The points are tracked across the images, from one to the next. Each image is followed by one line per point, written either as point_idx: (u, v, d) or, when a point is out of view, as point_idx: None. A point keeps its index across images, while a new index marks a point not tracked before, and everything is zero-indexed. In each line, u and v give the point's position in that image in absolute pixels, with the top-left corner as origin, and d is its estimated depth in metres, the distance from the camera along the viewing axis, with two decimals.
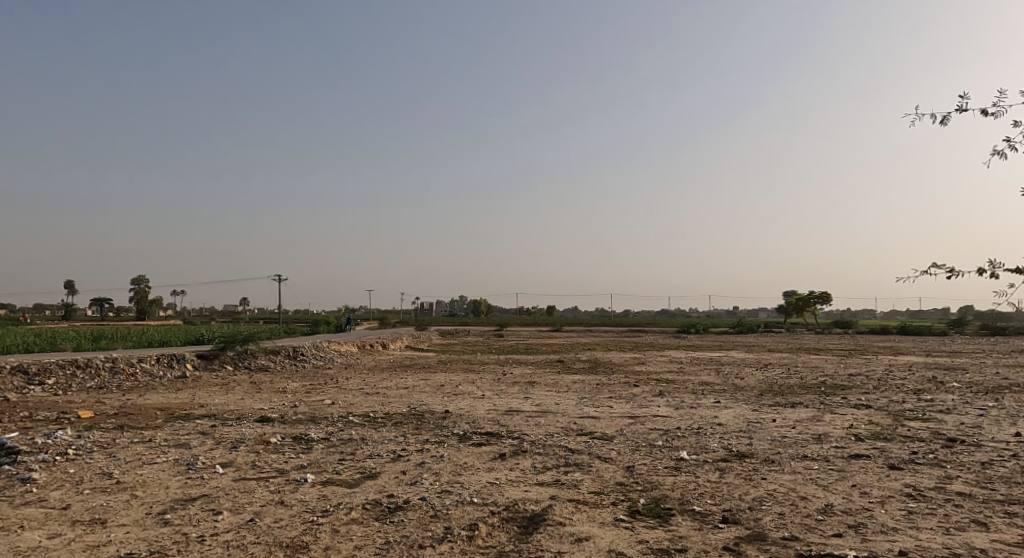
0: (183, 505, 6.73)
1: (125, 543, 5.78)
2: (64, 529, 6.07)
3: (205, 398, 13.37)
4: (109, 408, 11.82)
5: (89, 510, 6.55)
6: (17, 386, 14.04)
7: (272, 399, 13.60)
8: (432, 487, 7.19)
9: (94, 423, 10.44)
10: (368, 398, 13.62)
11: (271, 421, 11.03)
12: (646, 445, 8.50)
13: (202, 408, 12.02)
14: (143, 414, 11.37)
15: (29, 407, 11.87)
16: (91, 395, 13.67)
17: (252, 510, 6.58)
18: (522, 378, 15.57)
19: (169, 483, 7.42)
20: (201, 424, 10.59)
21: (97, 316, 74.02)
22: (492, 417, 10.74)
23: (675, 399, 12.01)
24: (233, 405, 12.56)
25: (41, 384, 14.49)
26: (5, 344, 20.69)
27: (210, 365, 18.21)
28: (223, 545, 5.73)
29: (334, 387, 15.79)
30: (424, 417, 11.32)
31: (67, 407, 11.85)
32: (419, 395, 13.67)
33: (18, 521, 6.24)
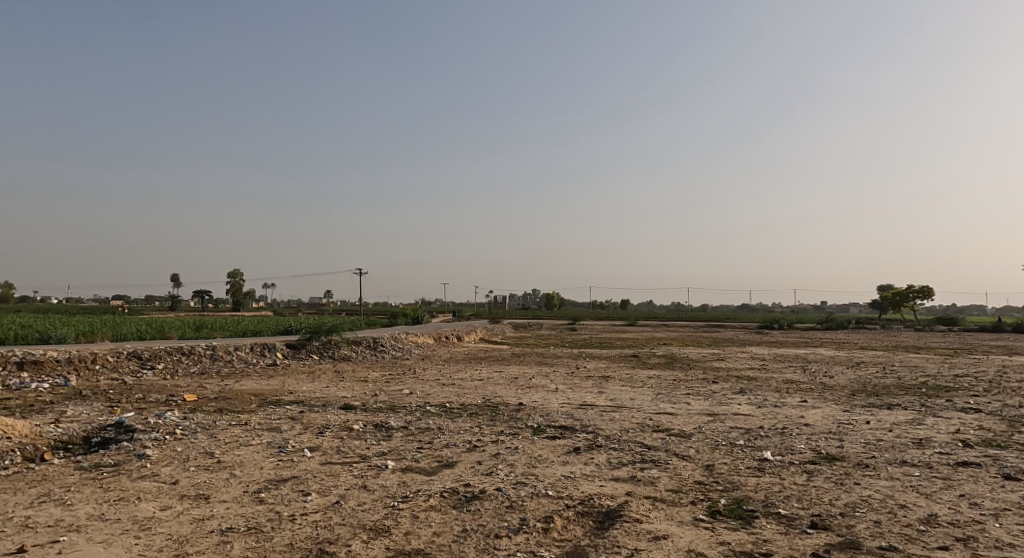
0: (276, 485, 7.09)
1: (226, 519, 6.13)
2: (174, 502, 6.52)
3: (293, 385, 14.02)
4: (210, 392, 12.58)
5: (195, 486, 7.00)
6: (132, 370, 15.26)
7: (354, 387, 14.11)
8: (507, 479, 7.28)
9: (197, 406, 11.16)
10: (444, 389, 13.93)
11: (353, 409, 11.43)
12: (726, 444, 8.30)
13: (291, 395, 12.59)
14: (240, 398, 12.03)
15: (142, 389, 12.86)
16: (195, 380, 14.60)
17: (338, 493, 6.86)
18: (596, 372, 15.51)
19: (263, 464, 7.82)
20: (291, 409, 11.10)
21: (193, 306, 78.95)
22: (566, 411, 10.75)
23: (757, 397, 11.69)
24: (319, 392, 13.09)
25: (152, 368, 15.69)
26: (123, 331, 22.52)
27: (298, 354, 19.05)
28: (312, 525, 6.01)
29: (411, 376, 16.24)
30: (498, 408, 11.45)
31: (174, 390, 12.74)
32: (494, 386, 13.85)
33: (135, 492, 6.77)
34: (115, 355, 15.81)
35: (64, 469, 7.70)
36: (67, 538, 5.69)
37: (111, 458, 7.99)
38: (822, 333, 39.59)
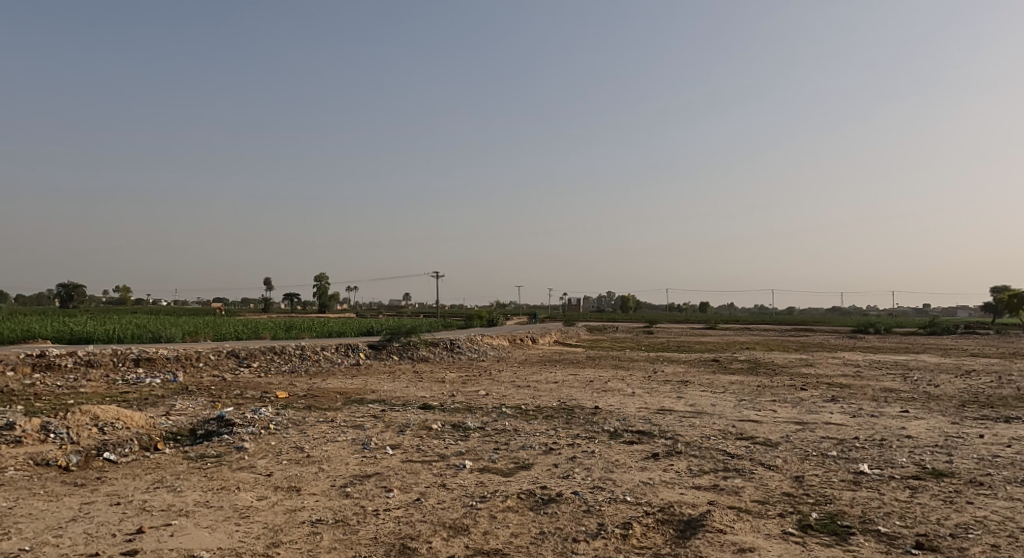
0: (361, 480, 7.28)
1: (315, 510, 6.36)
2: (269, 493, 6.83)
3: (376, 384, 14.42)
4: (299, 390, 13.12)
5: (287, 478, 7.29)
6: (231, 368, 16.15)
7: (432, 387, 14.35)
8: (584, 483, 7.19)
9: (288, 402, 11.65)
10: (520, 391, 13.95)
11: (432, 408, 11.62)
12: (818, 455, 7.92)
13: (373, 394, 12.95)
14: (327, 396, 12.47)
15: (239, 386, 13.57)
16: (285, 377, 15.27)
17: (418, 491, 6.97)
18: (675, 377, 15.15)
19: (349, 460, 8.06)
20: (373, 408, 11.39)
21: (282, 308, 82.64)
22: (644, 415, 10.55)
23: (852, 406, 11.09)
24: (400, 392, 13.40)
25: (248, 366, 16.55)
26: (222, 331, 23.87)
27: (379, 354, 19.58)
28: (394, 520, 6.13)
29: (487, 378, 16.36)
30: (575, 411, 11.36)
31: (267, 387, 13.37)
32: (570, 389, 13.76)
33: (234, 483, 7.13)
34: (215, 354, 16.81)
35: (173, 458, 8.22)
36: (177, 522, 6.06)
37: (214, 450, 8.46)
38: (923, 338, 37.22)
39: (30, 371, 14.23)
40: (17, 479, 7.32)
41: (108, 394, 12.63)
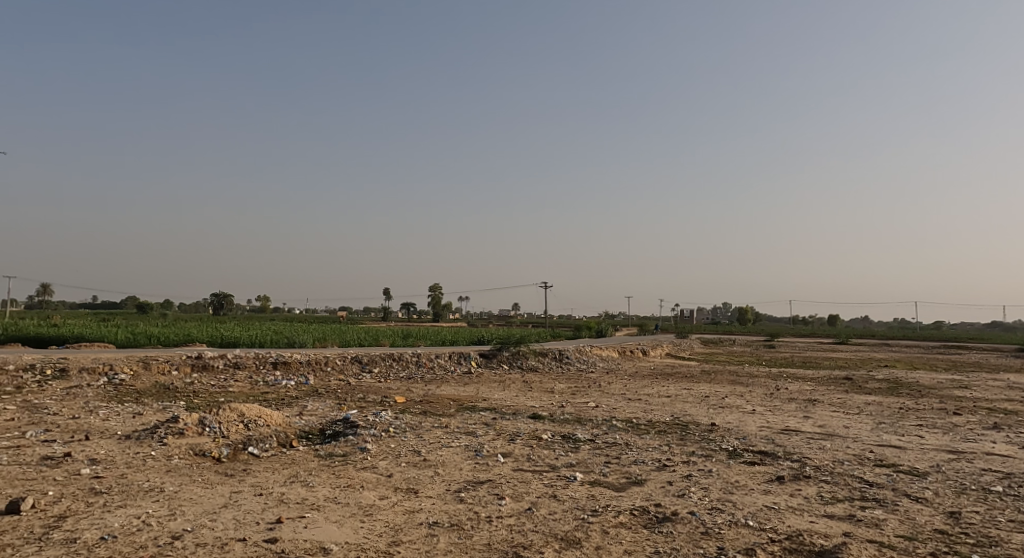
0: (474, 486, 7.52)
1: (432, 513, 6.64)
2: (390, 493, 7.21)
3: (487, 392, 14.77)
4: (416, 396, 13.70)
5: (406, 480, 7.66)
6: (354, 374, 17.12)
7: (542, 397, 14.51)
8: (701, 503, 7.03)
9: (406, 407, 12.20)
10: (631, 404, 13.80)
11: (542, 418, 11.76)
12: (976, 489, 7.31)
13: (485, 402, 13.29)
14: (441, 402, 12.94)
15: (361, 390, 14.36)
16: (403, 383, 15.98)
17: (530, 500, 7.10)
18: (799, 395, 14.41)
19: (462, 466, 8.34)
20: (485, 416, 11.70)
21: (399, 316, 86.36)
22: (765, 435, 10.15)
23: (1016, 436, 10.10)
24: (510, 401, 13.65)
25: (369, 372, 17.47)
26: (346, 337, 25.30)
27: (490, 363, 20.02)
28: (507, 528, 6.28)
29: (597, 390, 16.31)
30: (688, 427, 11.11)
31: (386, 392, 14.06)
32: (683, 404, 13.45)
33: (359, 481, 7.59)
34: (341, 359, 17.88)
35: (306, 455, 8.86)
36: (310, 515, 6.54)
37: (340, 449, 9.03)
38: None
39: (188, 370, 15.83)
40: (180, 466, 8.20)
41: (251, 393, 13.80)
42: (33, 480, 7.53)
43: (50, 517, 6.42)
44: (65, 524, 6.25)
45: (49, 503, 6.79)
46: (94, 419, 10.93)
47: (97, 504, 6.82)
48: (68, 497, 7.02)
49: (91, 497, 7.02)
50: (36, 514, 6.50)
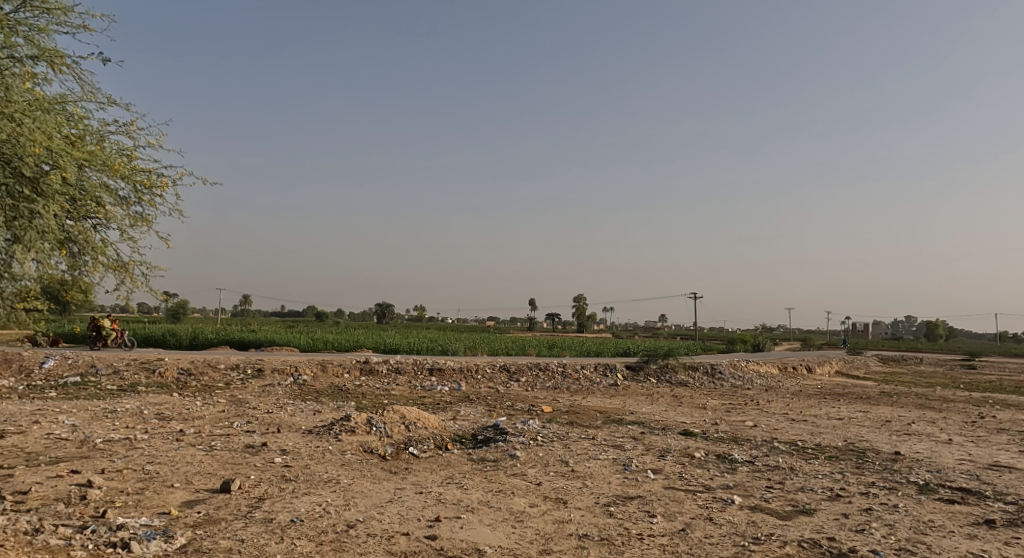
0: (624, 501, 7.17)
1: (581, 525, 6.38)
2: (540, 501, 7.05)
3: (635, 405, 14.26)
4: (562, 406, 13.53)
5: (555, 489, 7.47)
6: (502, 382, 17.32)
7: (694, 414, 13.74)
8: (886, 542, 6.18)
9: (553, 417, 12.07)
10: (794, 425, 12.67)
11: (695, 436, 11.11)
12: None
13: (632, 415, 12.81)
14: (588, 414, 12.65)
15: (509, 398, 14.45)
16: (550, 393, 15.88)
17: (684, 521, 6.63)
18: (1008, 426, 12.43)
19: (611, 479, 8.00)
20: (633, 429, 11.26)
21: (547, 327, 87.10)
22: (967, 470, 8.82)
23: None
24: (659, 415, 13.07)
25: (516, 380, 17.59)
26: (495, 346, 25.76)
27: (637, 377, 19.41)
28: (660, 548, 5.88)
29: (756, 408, 15.20)
30: (865, 455, 9.96)
31: (534, 401, 14.03)
32: (858, 429, 12.12)
33: (509, 487, 7.51)
34: (490, 367, 18.17)
35: (460, 458, 8.98)
36: (465, 516, 6.53)
37: (491, 454, 9.05)
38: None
39: (357, 373, 16.86)
40: (352, 461, 8.64)
41: (410, 397, 14.39)
42: (240, 464, 8.39)
43: (253, 498, 7.09)
44: (264, 505, 6.83)
45: (252, 485, 7.51)
46: (284, 414, 11.96)
47: (287, 489, 7.38)
48: (266, 481, 7.69)
49: (283, 483, 7.62)
50: (242, 494, 7.24)
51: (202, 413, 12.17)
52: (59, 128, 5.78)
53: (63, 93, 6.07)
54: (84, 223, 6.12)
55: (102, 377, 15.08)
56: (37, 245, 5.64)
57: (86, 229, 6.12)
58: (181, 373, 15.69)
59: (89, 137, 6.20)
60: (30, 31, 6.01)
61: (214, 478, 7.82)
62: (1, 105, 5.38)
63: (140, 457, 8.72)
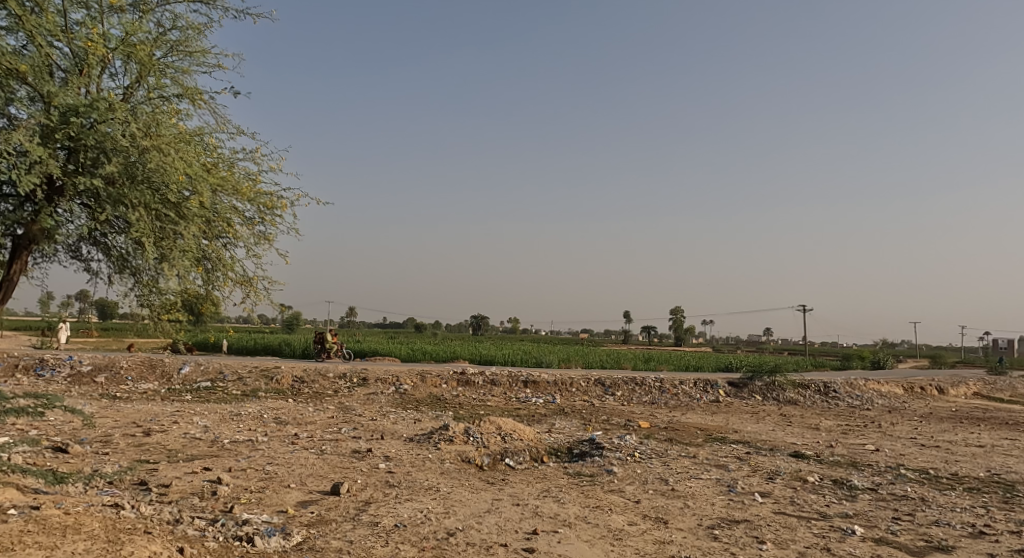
0: (729, 524, 6.89)
1: (684, 547, 6.18)
2: (639, 520, 6.90)
3: (738, 424, 13.69)
4: (661, 422, 13.19)
5: (654, 508, 7.29)
6: (598, 396, 17.12)
7: (804, 434, 13.02)
8: None
9: (651, 433, 11.79)
10: (924, 451, 11.72)
11: (807, 458, 10.52)
12: None
13: (736, 434, 12.32)
14: (688, 431, 12.28)
15: (605, 412, 14.26)
16: (647, 408, 15.54)
17: (795, 549, 6.28)
18: None
19: (715, 501, 7.71)
20: (737, 449, 10.82)
21: (646, 341, 85.47)
22: None
23: None
24: (766, 435, 12.48)
25: (613, 394, 17.34)
26: (591, 359, 25.52)
27: (741, 394, 18.64)
28: None
29: (876, 431, 14.20)
30: (1012, 489, 9.05)
31: (631, 416, 13.77)
32: (997, 458, 11.05)
33: (608, 503, 7.40)
34: (585, 380, 18.02)
35: (556, 471, 8.94)
36: (563, 531, 6.49)
37: (588, 469, 8.95)
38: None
39: (454, 384, 17.18)
40: (451, 470, 8.80)
41: (506, 409, 14.49)
42: (347, 469, 8.74)
43: (360, 502, 7.36)
44: (370, 509, 7.07)
45: (358, 489, 7.81)
46: (386, 422, 12.36)
47: (391, 495, 7.60)
48: (371, 486, 7.96)
49: (387, 488, 7.86)
50: (350, 497, 7.53)
51: (313, 418, 12.79)
52: (197, 157, 6.28)
53: (201, 126, 6.55)
54: (217, 242, 6.60)
55: (227, 383, 16.19)
56: (179, 263, 6.13)
57: (219, 247, 6.60)
58: (295, 381, 16.56)
59: (222, 164, 6.70)
60: (176, 71, 6.57)
61: (326, 481, 8.19)
62: (148, 138, 5.83)
63: (261, 458, 9.28)
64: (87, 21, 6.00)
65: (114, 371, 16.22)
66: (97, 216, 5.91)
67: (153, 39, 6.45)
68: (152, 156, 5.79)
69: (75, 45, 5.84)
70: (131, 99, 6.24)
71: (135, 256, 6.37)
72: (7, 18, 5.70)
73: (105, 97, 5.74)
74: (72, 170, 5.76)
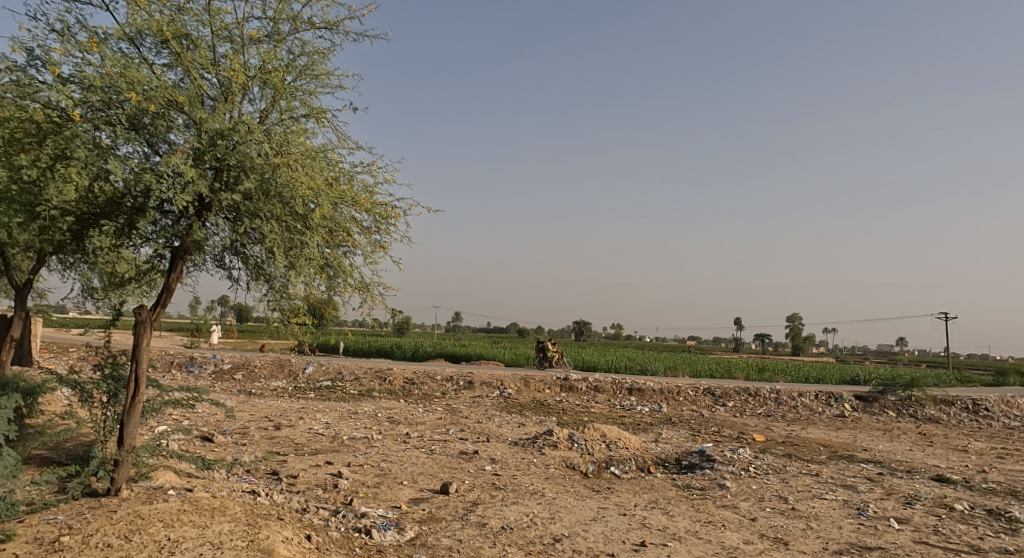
0: (859, 551, 6.64)
1: None
2: (755, 539, 6.80)
3: (868, 442, 12.99)
4: (777, 436, 12.76)
5: (772, 528, 7.15)
6: (708, 405, 16.76)
7: (949, 457, 12.13)
8: None
9: (767, 447, 11.46)
10: None
11: (953, 483, 9.83)
12: None
13: (865, 452, 11.71)
14: (809, 447, 11.81)
15: (717, 423, 13.97)
16: (762, 421, 15.06)
17: None
18: None
19: (842, 524, 7.43)
20: (867, 469, 10.30)
21: (760, 349, 82.03)
22: None
23: None
24: (902, 455, 11.76)
25: (723, 405, 16.93)
26: (701, 368, 24.92)
27: (871, 409, 17.61)
28: None
29: None
30: None
31: (744, 428, 13.41)
32: None
33: (721, 519, 7.33)
34: (695, 390, 17.70)
35: (665, 482, 8.93)
36: (672, 544, 6.53)
37: (698, 482, 8.88)
38: None
39: (558, 390, 17.40)
40: (556, 475, 9.01)
41: (611, 416, 14.52)
42: (455, 469, 9.15)
43: (467, 502, 7.71)
44: (478, 510, 7.40)
45: (466, 489, 8.17)
46: (491, 425, 12.75)
47: (497, 497, 7.91)
48: (478, 487, 8.31)
49: (493, 490, 8.18)
50: (458, 497, 7.90)
51: (423, 419, 13.40)
52: (321, 172, 6.78)
53: (325, 143, 7.01)
54: (338, 250, 7.13)
55: (346, 382, 17.25)
56: (304, 270, 6.77)
57: (339, 255, 7.12)
58: (406, 382, 17.38)
59: (342, 177, 7.20)
60: (304, 93, 7.08)
61: (435, 480, 8.63)
62: (279, 157, 6.41)
63: (376, 455, 9.89)
64: (230, 53, 6.66)
65: (249, 370, 17.70)
66: (238, 227, 6.58)
67: (285, 65, 7.01)
68: (283, 172, 6.37)
69: (222, 76, 6.52)
70: (266, 121, 6.87)
71: (269, 264, 7.01)
72: (168, 55, 6.47)
73: (245, 121, 6.37)
74: (219, 187, 6.45)
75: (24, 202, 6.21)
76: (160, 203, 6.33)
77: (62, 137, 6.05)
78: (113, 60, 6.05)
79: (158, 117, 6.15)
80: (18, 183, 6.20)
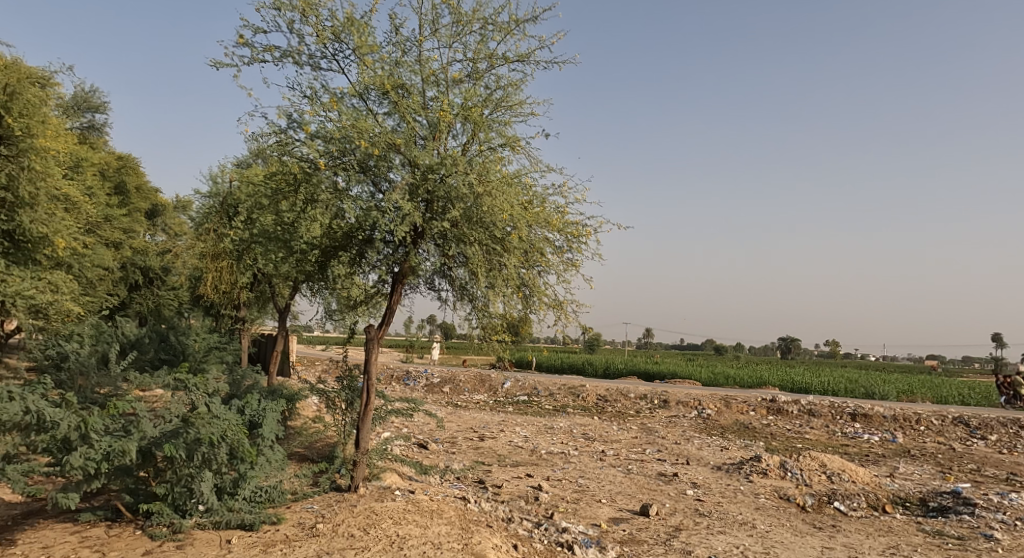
0: None
1: None
2: None
3: None
4: None
5: None
6: (961, 437, 14.78)
7: None
8: None
9: None
10: None
11: None
12: None
13: None
14: None
15: (976, 460, 12.29)
16: None
17: None
18: None
19: None
20: None
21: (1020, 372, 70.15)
22: None
23: None
24: None
25: (982, 437, 14.81)
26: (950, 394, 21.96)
27: None
28: None
29: None
30: None
31: (1014, 468, 11.65)
32: None
33: None
34: (940, 419, 15.76)
35: (907, 526, 8.13)
36: None
37: (956, 530, 7.96)
38: None
39: (764, 412, 16.52)
40: (767, 506, 8.61)
41: (832, 444, 13.45)
42: (655, 491, 9.13)
43: (669, 526, 7.68)
44: (682, 536, 7.35)
45: (667, 513, 8.14)
46: (692, 447, 12.48)
47: (702, 524, 7.78)
48: (680, 512, 8.24)
49: (698, 516, 8.06)
50: (659, 520, 7.89)
51: (619, 437, 13.48)
52: (517, 197, 7.26)
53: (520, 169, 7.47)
54: (533, 270, 7.57)
55: (542, 398, 17.88)
56: (502, 290, 7.29)
57: (534, 275, 7.56)
58: (600, 400, 17.60)
59: (535, 201, 7.62)
60: (500, 124, 7.64)
61: (634, 501, 8.69)
62: (480, 186, 6.98)
63: (574, 471, 10.18)
64: (437, 96, 7.41)
65: (456, 384, 19.02)
66: (445, 252, 7.27)
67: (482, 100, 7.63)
68: (485, 201, 6.93)
69: (431, 117, 7.27)
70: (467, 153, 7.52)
71: (471, 285, 7.62)
72: (388, 105, 7.36)
73: (451, 155, 7.04)
74: (430, 217, 7.17)
75: (284, 240, 7.41)
76: (382, 234, 7.21)
77: (311, 184, 7.15)
78: (349, 114, 6.99)
79: (380, 159, 7.03)
80: (280, 225, 7.43)
